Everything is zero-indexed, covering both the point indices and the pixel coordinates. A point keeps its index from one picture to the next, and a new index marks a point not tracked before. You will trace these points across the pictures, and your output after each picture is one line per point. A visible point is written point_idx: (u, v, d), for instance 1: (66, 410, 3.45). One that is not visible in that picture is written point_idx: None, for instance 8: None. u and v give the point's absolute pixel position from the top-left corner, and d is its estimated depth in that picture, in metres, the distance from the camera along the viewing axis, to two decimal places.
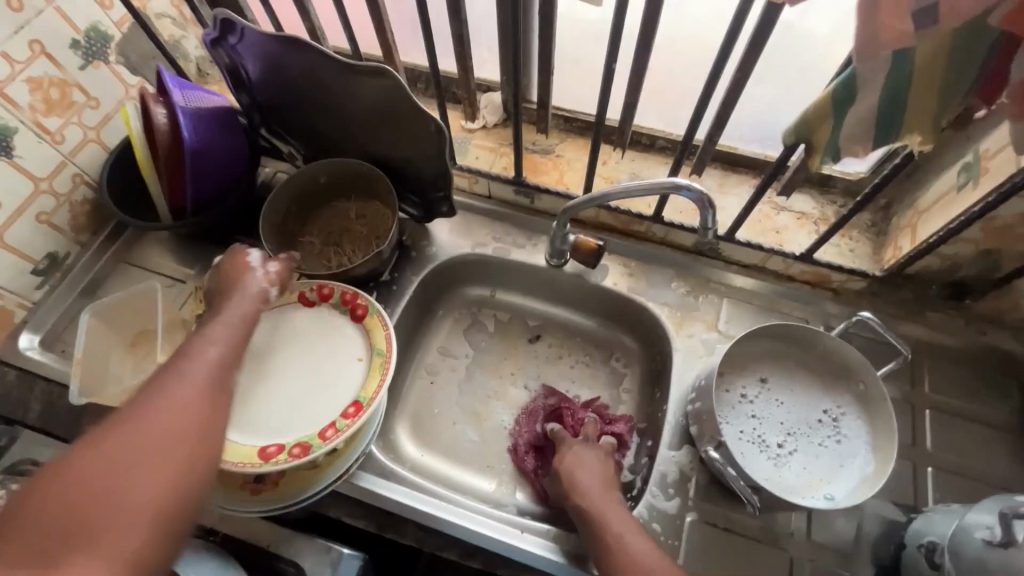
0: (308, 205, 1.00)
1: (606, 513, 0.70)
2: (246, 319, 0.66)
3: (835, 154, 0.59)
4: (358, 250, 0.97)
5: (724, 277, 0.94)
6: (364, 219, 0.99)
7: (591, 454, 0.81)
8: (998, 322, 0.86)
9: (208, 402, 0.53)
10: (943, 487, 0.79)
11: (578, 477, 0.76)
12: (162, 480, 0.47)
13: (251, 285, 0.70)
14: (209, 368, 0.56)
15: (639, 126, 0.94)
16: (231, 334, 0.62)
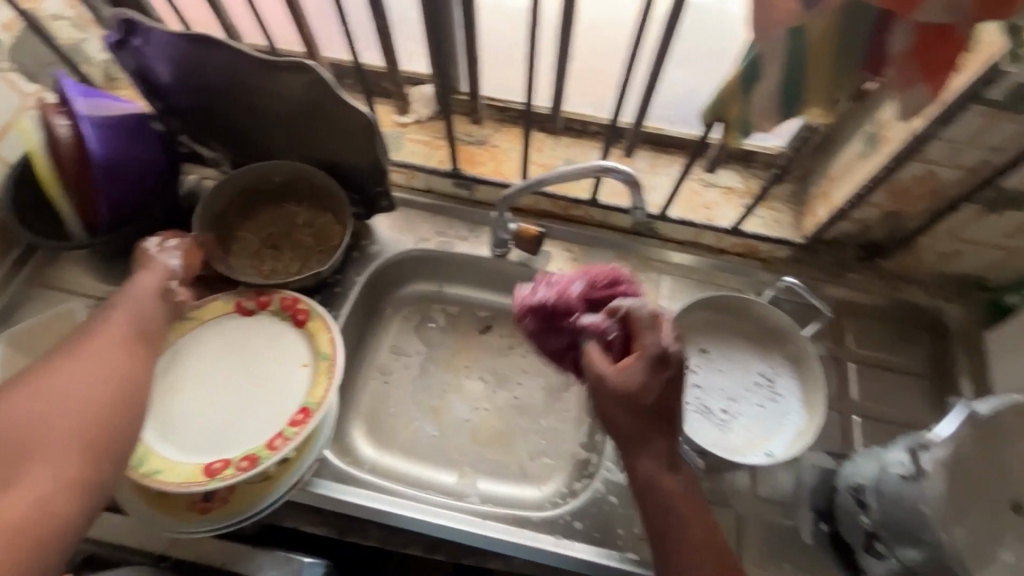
0: (255, 203, 0.97)
1: (677, 496, 0.59)
2: (157, 290, 0.69)
3: (746, 131, 0.62)
4: (297, 258, 0.94)
5: (662, 255, 0.97)
6: (312, 228, 0.96)
7: (665, 398, 0.60)
8: (909, 278, 0.94)
9: (130, 354, 0.60)
10: (868, 433, 0.86)
11: (642, 438, 0.60)
12: (96, 415, 0.53)
13: (151, 262, 0.73)
14: (129, 326, 0.62)
15: (570, 113, 0.94)
16: (147, 299, 0.67)
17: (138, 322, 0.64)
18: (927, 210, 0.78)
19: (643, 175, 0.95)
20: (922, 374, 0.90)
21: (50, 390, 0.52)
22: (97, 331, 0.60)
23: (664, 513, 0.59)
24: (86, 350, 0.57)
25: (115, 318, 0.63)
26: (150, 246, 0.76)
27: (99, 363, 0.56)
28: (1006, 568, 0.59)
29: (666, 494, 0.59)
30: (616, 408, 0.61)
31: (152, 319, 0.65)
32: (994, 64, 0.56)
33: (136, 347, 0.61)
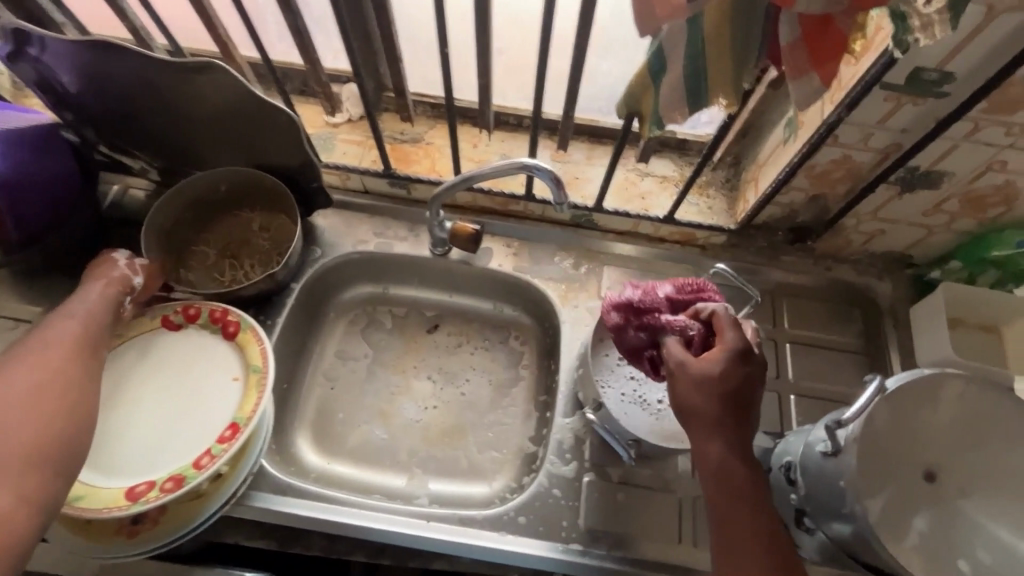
0: (204, 215, 0.94)
1: (744, 482, 0.58)
2: (113, 313, 0.72)
3: (659, 122, 0.62)
4: (258, 265, 0.92)
5: (604, 246, 0.98)
6: (269, 232, 0.93)
7: (743, 390, 0.61)
8: (840, 258, 0.96)
9: (70, 364, 0.62)
10: (803, 410, 0.88)
11: (717, 425, 0.60)
12: (42, 428, 0.56)
13: (114, 276, 0.75)
14: (69, 337, 0.65)
15: (504, 107, 0.95)
16: (93, 311, 0.69)
17: (77, 337, 0.66)
18: (846, 191, 0.80)
19: (577, 166, 0.96)
20: (856, 350, 0.93)
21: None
22: (34, 345, 0.62)
23: (730, 497, 0.58)
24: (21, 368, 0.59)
25: (51, 333, 0.64)
26: (119, 259, 0.77)
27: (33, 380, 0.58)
28: (920, 536, 0.61)
29: (735, 479, 0.58)
30: (700, 391, 0.60)
31: (98, 329, 0.68)
32: (887, 51, 0.57)
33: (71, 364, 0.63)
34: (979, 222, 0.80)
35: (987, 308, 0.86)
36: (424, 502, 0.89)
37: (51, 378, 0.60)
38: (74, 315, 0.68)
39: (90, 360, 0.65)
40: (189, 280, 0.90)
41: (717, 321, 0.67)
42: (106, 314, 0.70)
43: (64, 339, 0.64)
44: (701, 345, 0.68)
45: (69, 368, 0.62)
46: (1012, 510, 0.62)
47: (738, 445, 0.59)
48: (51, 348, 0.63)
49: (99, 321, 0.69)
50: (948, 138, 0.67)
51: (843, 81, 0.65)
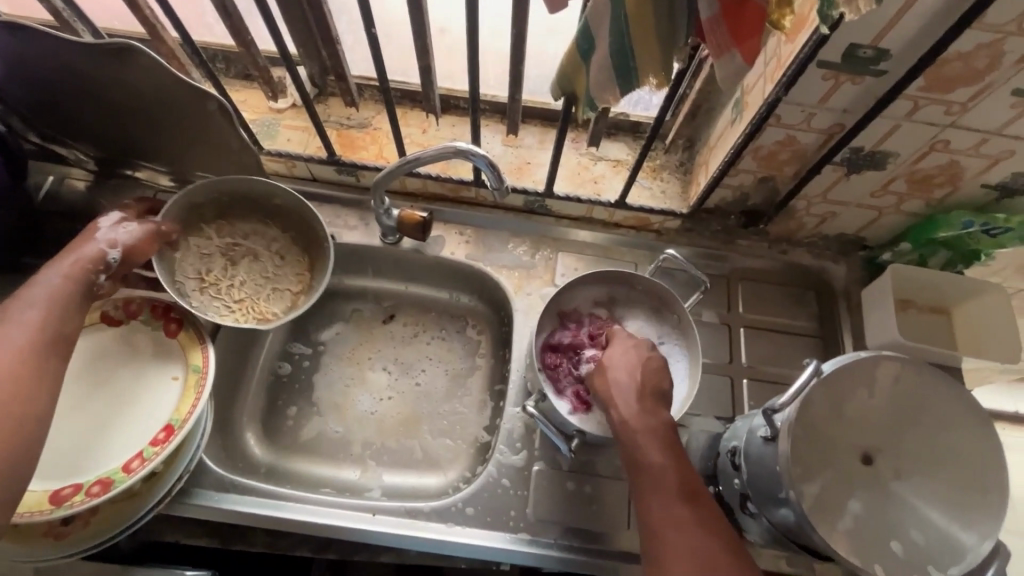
0: (236, 210, 0.84)
1: (649, 438, 0.59)
2: (77, 299, 0.64)
3: (592, 104, 0.60)
4: (256, 292, 0.82)
5: (560, 232, 0.96)
6: (288, 267, 0.85)
7: (631, 358, 0.67)
8: (794, 241, 0.96)
9: (23, 370, 0.56)
10: (755, 395, 0.88)
11: (616, 394, 0.64)
12: None
13: (85, 251, 0.67)
14: (27, 333, 0.58)
15: (452, 91, 0.92)
16: (57, 298, 0.62)
17: (38, 331, 0.59)
18: (794, 173, 0.79)
19: (530, 151, 0.94)
20: (809, 333, 0.93)
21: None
22: None
23: (635, 453, 0.59)
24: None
25: (10, 322, 0.59)
26: (104, 224, 0.70)
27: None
28: (855, 519, 0.61)
29: (637, 436, 0.60)
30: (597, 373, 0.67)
31: (60, 322, 0.61)
32: (818, 29, 0.56)
33: (27, 365, 0.57)
34: (927, 203, 0.79)
35: (935, 290, 0.86)
36: (376, 495, 0.88)
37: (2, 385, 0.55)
38: (36, 300, 0.61)
39: (48, 360, 0.59)
40: (178, 259, 0.79)
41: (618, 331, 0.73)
42: (75, 299, 0.64)
43: (24, 329, 0.58)
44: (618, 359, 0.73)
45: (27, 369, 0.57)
46: (945, 492, 0.63)
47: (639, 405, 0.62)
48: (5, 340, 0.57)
49: (64, 308, 0.63)
50: (889, 118, 0.66)
51: (782, 58, 0.63)
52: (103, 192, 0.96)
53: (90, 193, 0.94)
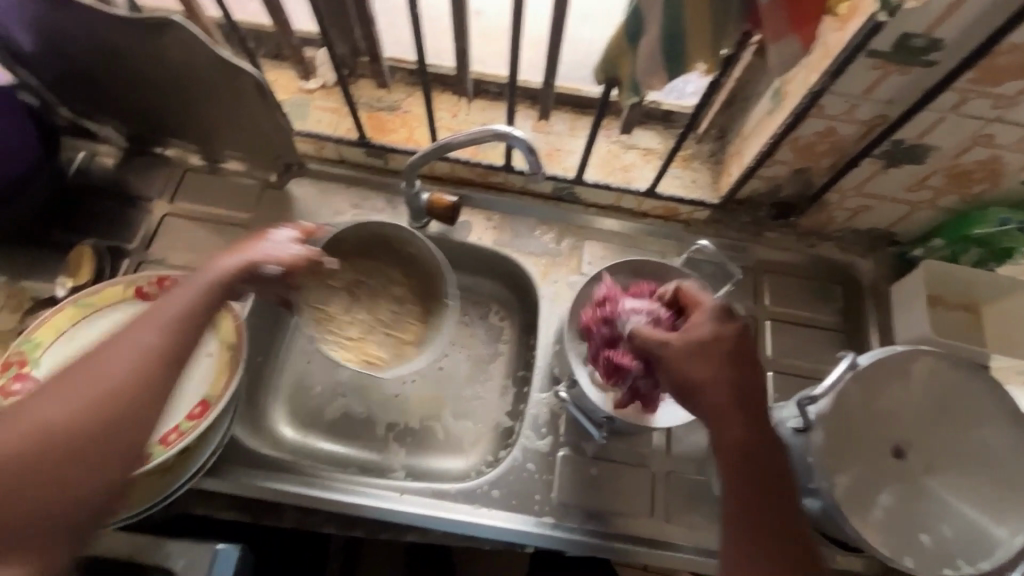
0: (373, 250, 0.87)
1: (763, 466, 0.56)
2: (209, 309, 0.59)
3: (636, 88, 0.60)
4: (368, 333, 0.86)
5: (587, 220, 0.96)
6: (403, 314, 0.88)
7: (737, 348, 0.59)
8: (824, 235, 0.95)
9: (131, 382, 0.53)
10: (780, 388, 0.88)
11: (722, 395, 0.57)
12: (72, 462, 0.50)
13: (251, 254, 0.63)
14: (150, 341, 0.55)
15: (484, 75, 0.92)
16: (188, 306, 0.58)
17: (162, 339, 0.56)
18: (831, 165, 0.78)
19: (560, 137, 0.93)
20: (835, 328, 0.92)
21: (24, 421, 0.50)
22: (123, 340, 0.55)
23: (752, 484, 0.55)
24: (93, 365, 0.53)
25: (147, 328, 0.56)
26: (270, 237, 0.66)
27: (81, 396, 0.51)
28: (886, 511, 0.61)
29: (754, 463, 0.56)
30: (696, 358, 0.59)
31: (183, 336, 0.57)
32: (874, 15, 0.55)
33: (137, 389, 0.53)
34: (964, 199, 0.79)
35: (967, 288, 0.85)
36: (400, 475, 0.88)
37: (106, 410, 0.52)
38: (179, 307, 0.58)
39: (157, 387, 0.54)
40: (310, 286, 0.84)
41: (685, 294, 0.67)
42: (210, 314, 0.59)
43: (148, 347, 0.55)
44: (676, 322, 0.68)
45: (137, 392, 0.53)
46: (977, 487, 0.63)
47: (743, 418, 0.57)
48: (128, 350, 0.54)
49: (195, 325, 0.58)
50: (934, 110, 0.65)
51: (830, 47, 0.62)
52: (131, 169, 0.95)
53: (119, 169, 0.95)
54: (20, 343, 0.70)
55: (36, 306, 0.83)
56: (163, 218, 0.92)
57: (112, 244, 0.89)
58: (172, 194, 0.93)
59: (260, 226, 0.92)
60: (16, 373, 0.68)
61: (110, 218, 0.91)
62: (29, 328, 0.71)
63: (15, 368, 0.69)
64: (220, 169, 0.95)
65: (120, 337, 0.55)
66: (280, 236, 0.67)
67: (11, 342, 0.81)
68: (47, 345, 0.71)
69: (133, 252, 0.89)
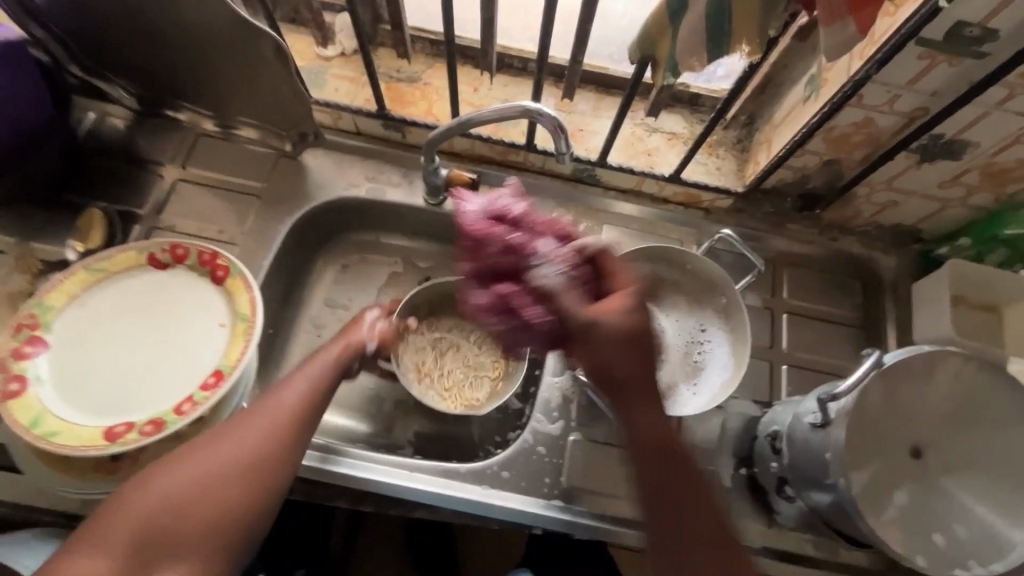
0: (444, 303, 0.91)
1: (676, 468, 0.59)
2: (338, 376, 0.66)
3: (674, 68, 0.57)
4: (461, 378, 0.88)
5: (605, 204, 0.93)
6: (485, 355, 0.90)
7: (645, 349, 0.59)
8: (847, 229, 0.94)
9: (283, 431, 0.58)
10: (794, 382, 0.88)
11: (629, 389, 0.59)
12: (230, 498, 0.53)
13: (352, 337, 0.71)
14: (297, 397, 0.61)
15: (508, 48, 0.90)
16: (325, 372, 0.65)
17: (306, 398, 0.62)
18: (864, 158, 0.76)
19: (583, 117, 0.91)
20: (851, 324, 0.91)
21: (177, 478, 0.53)
22: (273, 397, 0.60)
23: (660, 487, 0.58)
24: (236, 429, 0.57)
25: (291, 386, 0.62)
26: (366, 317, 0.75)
27: (226, 456, 0.55)
28: (900, 509, 0.61)
29: (666, 463, 0.58)
30: (609, 345, 0.58)
31: (322, 396, 0.63)
32: (930, 1, 0.53)
33: (274, 453, 0.57)
34: (997, 198, 0.77)
35: (991, 288, 0.84)
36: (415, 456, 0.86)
37: (259, 453, 0.56)
38: (308, 379, 0.64)
39: (291, 451, 0.58)
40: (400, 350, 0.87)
41: (607, 260, 0.66)
42: (333, 388, 0.65)
43: (296, 400, 0.61)
44: (589, 284, 0.65)
45: (275, 456, 0.57)
46: (993, 488, 0.63)
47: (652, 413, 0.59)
48: (265, 416, 0.58)
49: (321, 397, 0.63)
50: (978, 105, 0.63)
51: (876, 34, 0.60)
52: (143, 132, 0.93)
53: (130, 132, 0.92)
54: (32, 305, 0.69)
55: (46, 269, 0.82)
56: (175, 184, 0.90)
57: (124, 209, 0.88)
58: (184, 159, 0.91)
59: (274, 195, 0.90)
60: (28, 336, 0.67)
61: (121, 182, 0.89)
62: (41, 291, 0.70)
63: (28, 330, 0.68)
64: (233, 136, 0.93)
65: (258, 404, 0.60)
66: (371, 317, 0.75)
67: (22, 304, 0.80)
68: (59, 309, 0.70)
69: (145, 218, 0.87)
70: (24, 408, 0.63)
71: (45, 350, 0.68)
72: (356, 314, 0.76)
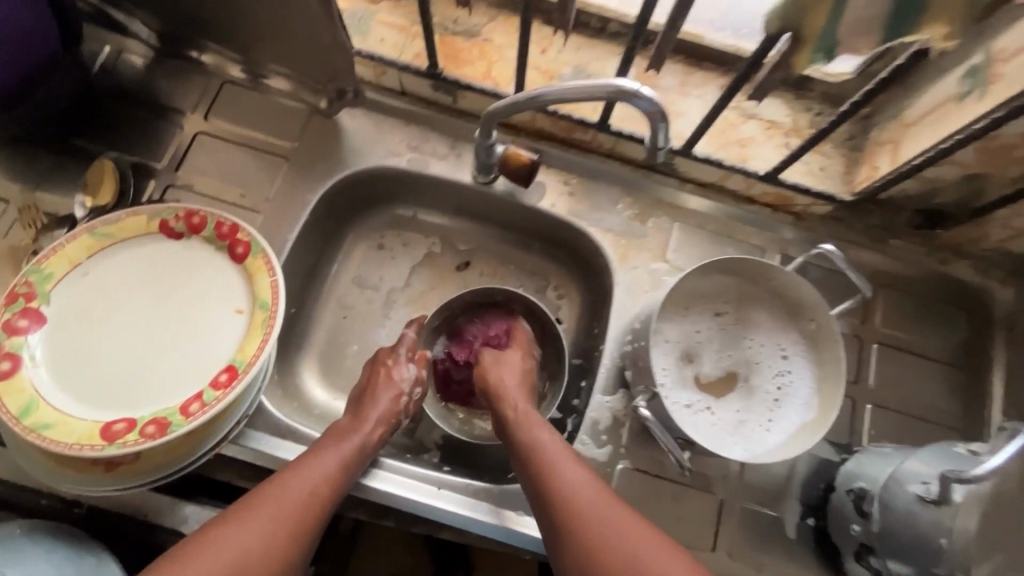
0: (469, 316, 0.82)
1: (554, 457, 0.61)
2: (371, 447, 0.66)
3: (829, 50, 0.46)
4: None
5: (676, 198, 0.81)
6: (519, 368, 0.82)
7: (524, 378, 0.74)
8: (963, 253, 0.79)
9: (314, 511, 0.58)
10: (879, 424, 0.75)
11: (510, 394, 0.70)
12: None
13: (385, 395, 0.70)
14: (332, 476, 0.61)
15: (588, 4, 0.76)
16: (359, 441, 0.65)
17: (340, 476, 0.62)
18: (1019, 177, 0.62)
19: (667, 95, 0.77)
20: (948, 363, 0.77)
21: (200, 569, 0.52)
22: (307, 472, 0.60)
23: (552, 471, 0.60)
24: (260, 520, 0.55)
25: (326, 459, 0.62)
26: (405, 377, 0.73)
27: (252, 547, 0.54)
28: None
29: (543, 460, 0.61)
30: (505, 366, 0.74)
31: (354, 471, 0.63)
32: None
33: (300, 541, 0.56)
34: None
35: None
36: (446, 470, 0.76)
37: (292, 536, 0.56)
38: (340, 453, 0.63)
39: (314, 535, 0.58)
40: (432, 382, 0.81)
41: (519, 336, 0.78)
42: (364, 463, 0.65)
43: (331, 478, 0.61)
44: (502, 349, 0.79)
45: (304, 542, 0.57)
46: None
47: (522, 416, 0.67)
48: (291, 506, 0.57)
49: (349, 475, 0.62)
50: None
51: None
52: (164, 73, 0.82)
53: (149, 73, 0.81)
54: (28, 271, 0.60)
55: (52, 224, 0.74)
56: (196, 136, 0.80)
57: (139, 161, 0.78)
58: (207, 108, 0.81)
59: (304, 158, 0.80)
60: (22, 308, 0.60)
61: (137, 130, 0.79)
62: (39, 256, 0.61)
63: (23, 302, 0.60)
64: (262, 85, 0.81)
65: (278, 484, 0.58)
66: (407, 375, 0.73)
67: (25, 261, 0.72)
68: (59, 278, 0.62)
69: (162, 173, 0.78)
70: (13, 393, 0.57)
71: (40, 326, 0.60)
72: (387, 371, 0.73)
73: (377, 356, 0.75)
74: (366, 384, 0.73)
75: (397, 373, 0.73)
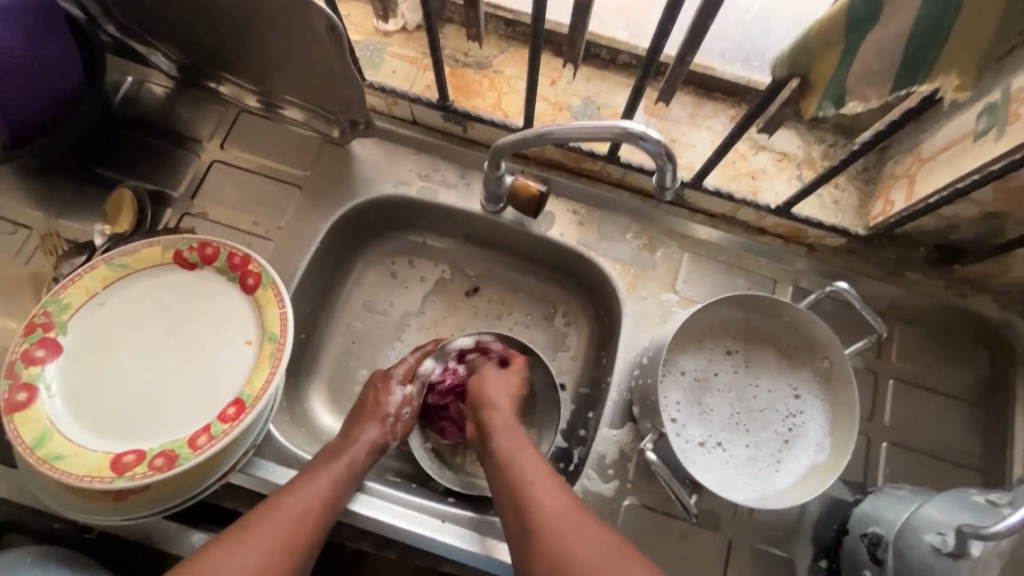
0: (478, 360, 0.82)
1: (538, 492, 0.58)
2: (360, 470, 0.66)
3: (838, 97, 0.48)
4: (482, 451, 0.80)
5: (686, 228, 0.80)
6: None
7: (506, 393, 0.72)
8: (983, 287, 0.77)
9: (308, 524, 0.58)
10: (894, 463, 0.72)
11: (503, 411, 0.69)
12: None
13: (379, 412, 0.71)
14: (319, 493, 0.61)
15: (598, 36, 0.77)
16: (352, 461, 0.65)
17: (330, 497, 0.62)
18: None
19: (677, 125, 0.77)
20: (968, 402, 0.75)
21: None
22: (297, 490, 0.60)
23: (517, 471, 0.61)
24: (256, 540, 0.55)
25: (317, 477, 0.62)
26: (393, 402, 0.72)
27: (250, 566, 0.53)
28: None
29: (527, 490, 0.59)
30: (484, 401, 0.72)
31: (346, 490, 0.63)
32: None
33: (297, 552, 0.57)
34: None
35: None
36: (450, 502, 0.74)
37: (288, 547, 0.56)
38: (331, 476, 0.63)
39: (308, 555, 0.58)
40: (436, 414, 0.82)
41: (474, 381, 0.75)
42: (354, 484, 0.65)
43: (324, 495, 0.61)
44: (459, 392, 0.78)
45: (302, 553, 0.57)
46: None
47: (503, 438, 0.66)
48: (285, 526, 0.57)
49: (340, 496, 0.63)
50: None
51: None
52: (182, 102, 0.84)
53: (169, 102, 0.84)
54: (47, 301, 0.62)
55: (71, 251, 0.76)
56: (212, 165, 0.81)
57: (156, 190, 0.80)
58: (223, 137, 0.82)
59: (317, 187, 0.81)
60: (40, 338, 0.61)
61: (155, 158, 0.81)
62: (58, 286, 0.63)
63: (41, 331, 0.62)
64: (276, 114, 0.83)
65: (272, 506, 0.58)
66: (396, 399, 0.73)
67: (45, 287, 0.74)
68: (77, 307, 0.63)
69: (178, 201, 0.79)
70: (30, 422, 0.58)
71: (57, 356, 0.62)
72: (380, 394, 0.73)
73: (370, 379, 0.75)
74: (357, 411, 0.72)
75: (388, 398, 0.73)
